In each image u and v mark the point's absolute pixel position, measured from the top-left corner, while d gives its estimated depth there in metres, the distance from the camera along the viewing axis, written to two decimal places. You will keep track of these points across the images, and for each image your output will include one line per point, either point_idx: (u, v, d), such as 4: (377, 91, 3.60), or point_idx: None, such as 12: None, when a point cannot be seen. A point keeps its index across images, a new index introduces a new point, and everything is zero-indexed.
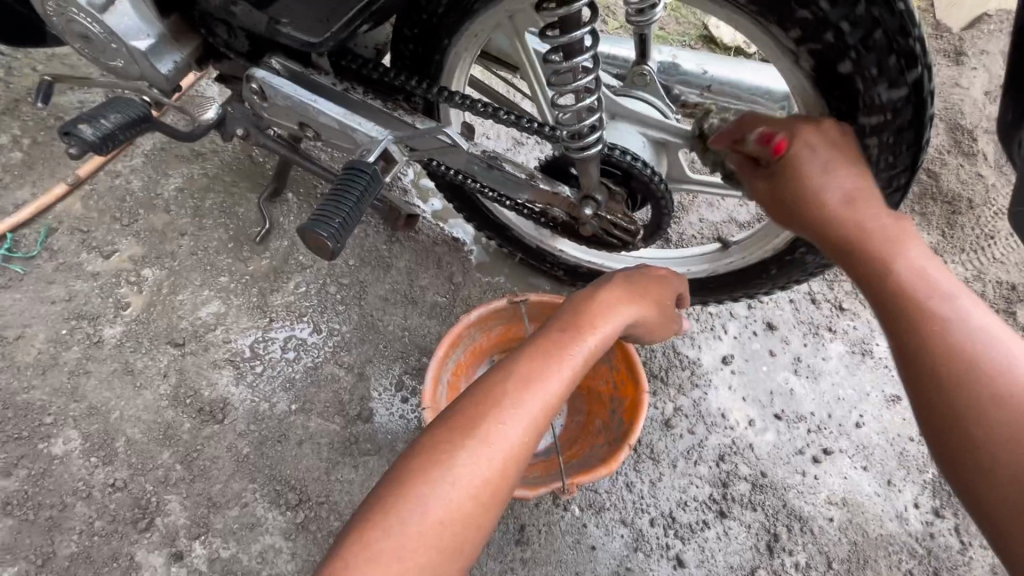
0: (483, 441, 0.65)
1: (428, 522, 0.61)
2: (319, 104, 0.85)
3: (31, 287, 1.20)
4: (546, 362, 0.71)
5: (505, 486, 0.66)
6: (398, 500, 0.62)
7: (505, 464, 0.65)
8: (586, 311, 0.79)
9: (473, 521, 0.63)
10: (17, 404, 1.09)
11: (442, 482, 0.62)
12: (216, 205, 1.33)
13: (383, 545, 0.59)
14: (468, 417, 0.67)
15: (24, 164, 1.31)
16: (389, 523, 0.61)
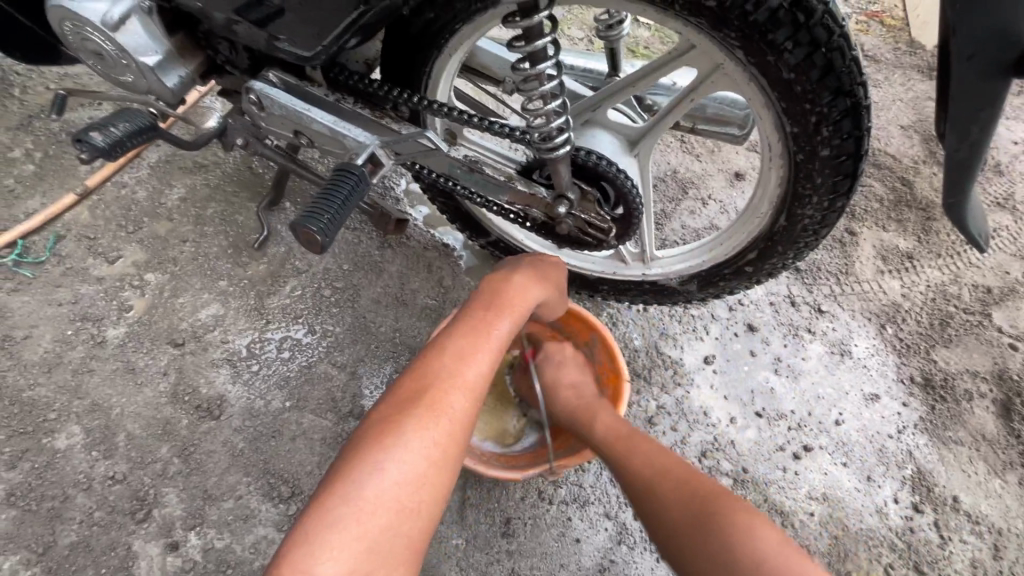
0: (428, 412, 0.71)
1: (388, 487, 0.66)
2: (312, 113, 0.92)
3: (40, 290, 1.25)
4: (472, 338, 0.80)
5: (455, 447, 0.72)
6: (355, 472, 0.66)
7: (450, 427, 0.72)
8: (503, 292, 0.88)
9: (427, 478, 0.69)
10: (22, 401, 1.14)
11: (395, 449, 0.68)
12: (218, 214, 1.39)
13: (346, 511, 0.64)
14: (411, 390, 0.74)
15: (35, 175, 1.38)
16: (350, 496, 0.65)
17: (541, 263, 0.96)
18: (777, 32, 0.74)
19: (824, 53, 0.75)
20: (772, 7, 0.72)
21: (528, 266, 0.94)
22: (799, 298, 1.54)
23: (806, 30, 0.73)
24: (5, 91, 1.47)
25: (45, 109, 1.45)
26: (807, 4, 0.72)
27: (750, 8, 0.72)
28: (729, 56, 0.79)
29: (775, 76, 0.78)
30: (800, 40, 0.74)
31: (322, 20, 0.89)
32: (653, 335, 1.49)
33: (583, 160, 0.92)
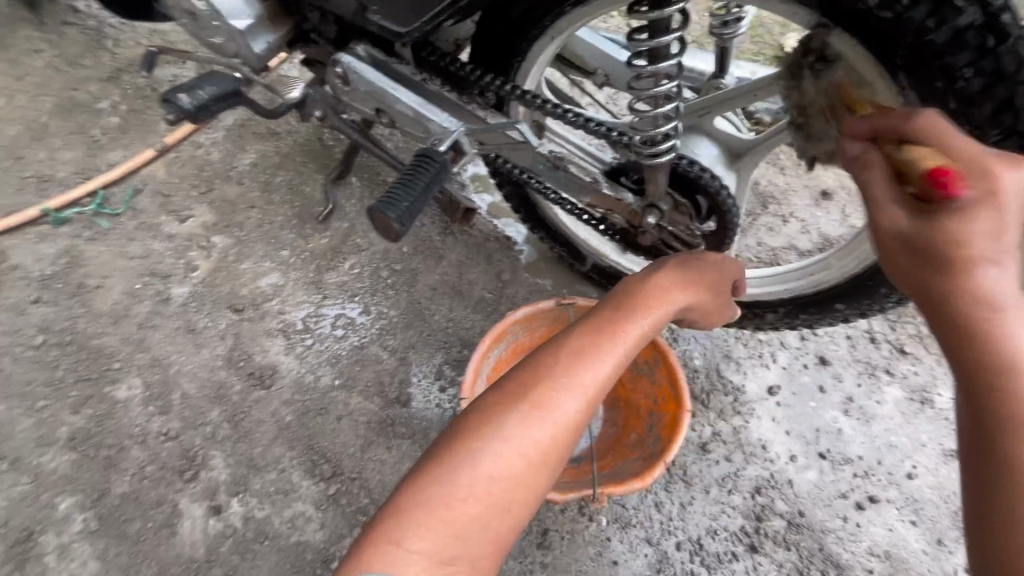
0: (539, 406, 0.65)
1: (484, 478, 0.62)
2: (398, 92, 0.88)
3: (115, 241, 1.25)
4: (599, 339, 0.72)
5: (559, 451, 0.66)
6: (457, 457, 0.63)
7: (560, 429, 0.66)
8: (636, 293, 0.80)
9: (523, 480, 0.63)
10: (89, 348, 1.14)
11: (496, 438, 0.63)
12: (286, 183, 1.39)
13: (439, 492, 0.61)
14: (525, 380, 0.68)
15: (119, 128, 1.40)
16: (446, 481, 0.61)
17: (690, 264, 0.84)
18: (957, 56, 0.64)
19: (1007, 86, 0.64)
20: (959, 27, 0.62)
21: (675, 267, 0.83)
22: (880, 335, 1.41)
23: (993, 57, 0.63)
24: (99, 43, 1.51)
25: (133, 63, 1.48)
26: (1002, 26, 0.62)
27: (931, 24, 0.63)
28: (883, 79, 0.69)
29: (940, 105, 0.68)
30: (981, 67, 0.64)
31: None
32: (715, 356, 1.40)
33: (685, 170, 0.84)
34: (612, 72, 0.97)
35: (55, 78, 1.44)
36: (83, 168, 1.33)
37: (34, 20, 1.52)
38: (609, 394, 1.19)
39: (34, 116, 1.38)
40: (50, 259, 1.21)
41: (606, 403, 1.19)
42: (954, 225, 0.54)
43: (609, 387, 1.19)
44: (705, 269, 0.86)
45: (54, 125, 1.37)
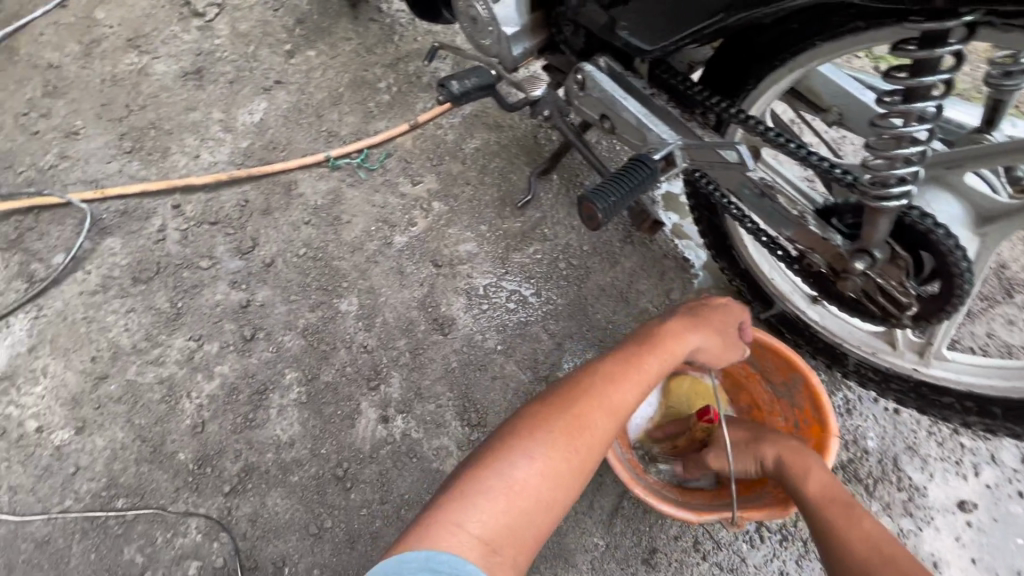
0: (577, 418, 0.78)
1: (530, 480, 0.73)
2: (626, 102, 0.97)
3: (366, 189, 1.57)
4: (622, 362, 0.86)
5: (592, 461, 0.78)
6: (499, 463, 0.74)
7: (588, 435, 0.79)
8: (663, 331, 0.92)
9: (560, 482, 0.74)
10: (330, 266, 1.44)
11: (540, 443, 0.75)
12: (498, 169, 1.60)
13: (493, 487, 0.71)
14: (562, 399, 0.80)
15: (388, 104, 1.74)
16: (489, 483, 0.72)
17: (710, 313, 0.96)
18: None
19: None
20: None
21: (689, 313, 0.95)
22: None
23: None
24: (390, 36, 1.89)
25: (410, 56, 1.84)
26: None
27: None
28: None
29: None
30: None
31: (670, 15, 0.91)
32: (896, 443, 1.20)
33: (913, 222, 0.78)
34: (848, 110, 0.95)
35: (356, 60, 1.85)
36: (358, 131, 1.68)
37: (351, 14, 1.94)
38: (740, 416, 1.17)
39: (336, 86, 1.78)
40: (322, 193, 1.55)
41: None
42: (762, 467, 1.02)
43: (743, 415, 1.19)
44: (714, 312, 0.97)
45: (347, 95, 1.76)
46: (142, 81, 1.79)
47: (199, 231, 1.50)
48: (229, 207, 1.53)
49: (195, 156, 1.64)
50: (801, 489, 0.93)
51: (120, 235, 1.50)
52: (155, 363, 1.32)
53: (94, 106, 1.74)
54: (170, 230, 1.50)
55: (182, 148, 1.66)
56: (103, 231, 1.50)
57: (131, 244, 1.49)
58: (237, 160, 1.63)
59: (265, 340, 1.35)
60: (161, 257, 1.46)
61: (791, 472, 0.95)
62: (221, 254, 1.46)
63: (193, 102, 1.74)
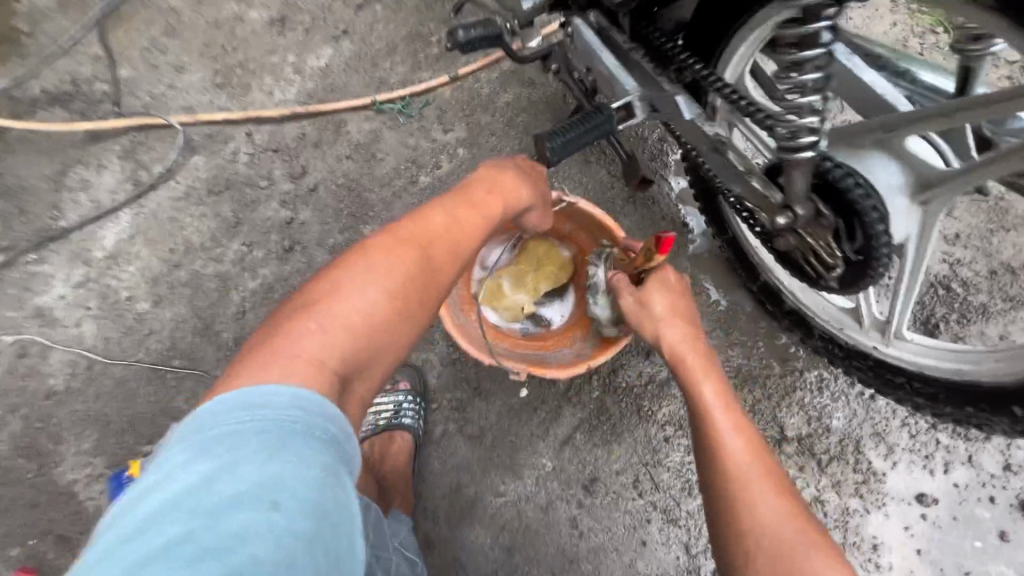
0: (407, 259, 1.04)
1: (359, 305, 0.98)
2: (601, 53, 1.03)
3: (403, 132, 1.74)
4: (443, 225, 1.11)
5: (426, 283, 1.06)
6: (339, 297, 0.98)
7: (419, 271, 1.05)
8: (479, 203, 1.17)
9: (390, 305, 1.01)
10: (361, 197, 1.65)
11: (364, 279, 1.00)
12: (525, 124, 1.71)
13: (328, 314, 0.96)
14: (385, 241, 1.05)
15: (435, 56, 1.88)
16: (328, 312, 0.96)
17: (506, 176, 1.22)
18: None
19: None
20: None
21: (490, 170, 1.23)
22: None
23: None
24: None
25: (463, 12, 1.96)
26: None
27: None
28: None
29: None
30: None
31: None
32: (863, 428, 1.19)
33: (840, 181, 0.83)
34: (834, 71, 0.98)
35: (414, 15, 1.99)
36: (405, 80, 1.85)
37: None
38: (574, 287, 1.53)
39: (393, 38, 1.95)
40: (365, 132, 1.74)
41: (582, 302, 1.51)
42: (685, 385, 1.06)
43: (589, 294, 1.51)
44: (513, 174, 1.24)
45: (402, 46, 1.93)
46: (237, 26, 2.07)
47: (264, 157, 1.76)
48: (289, 139, 1.78)
49: (270, 94, 1.90)
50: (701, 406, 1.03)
51: (204, 154, 1.80)
52: (215, 260, 1.61)
53: (199, 44, 2.05)
54: (241, 153, 1.78)
55: (260, 86, 1.93)
56: (191, 149, 1.81)
57: (211, 162, 1.79)
58: (302, 100, 1.87)
59: (300, 253, 1.59)
60: (231, 175, 1.75)
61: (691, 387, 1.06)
62: (277, 177, 1.72)
63: (275, 45, 2.00)
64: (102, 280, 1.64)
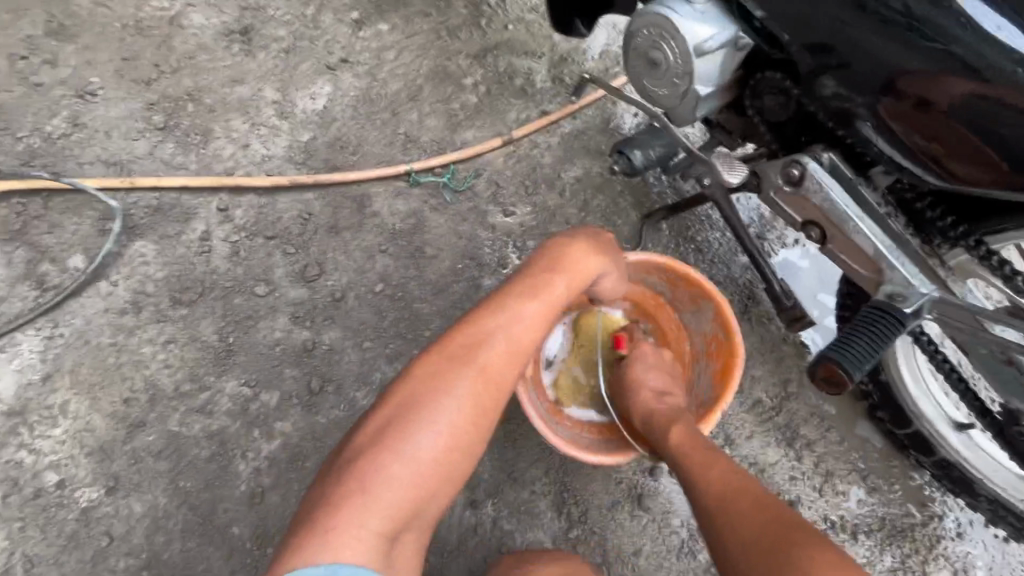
0: (465, 381, 0.79)
1: (427, 447, 0.75)
2: (862, 224, 0.79)
3: (451, 215, 1.34)
4: (503, 339, 0.81)
5: (489, 401, 0.80)
6: (392, 447, 0.74)
7: (482, 393, 0.79)
8: (541, 281, 0.84)
9: (459, 442, 0.77)
10: (410, 309, 1.25)
11: (431, 414, 0.76)
12: (603, 209, 1.41)
13: (391, 467, 0.73)
14: (448, 352, 0.80)
15: (475, 109, 1.48)
16: (379, 473, 0.72)
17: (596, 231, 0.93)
18: None
19: None
20: None
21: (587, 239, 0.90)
22: None
23: None
24: (477, 20, 1.59)
25: (500, 50, 1.56)
26: None
27: None
28: None
29: None
30: None
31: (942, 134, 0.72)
32: None
33: None
34: None
35: (435, 46, 1.54)
36: (441, 140, 1.43)
37: None
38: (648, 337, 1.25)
39: (413, 78, 1.50)
40: (401, 215, 1.32)
41: None
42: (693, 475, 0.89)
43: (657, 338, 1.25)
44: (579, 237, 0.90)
45: (427, 89, 1.49)
46: (175, 35, 1.45)
47: (253, 246, 1.26)
48: (288, 220, 1.28)
49: (244, 146, 1.36)
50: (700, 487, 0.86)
51: (153, 238, 1.24)
52: (201, 413, 1.12)
53: (115, 59, 1.41)
54: (216, 240, 1.25)
55: (227, 132, 1.37)
56: (131, 231, 1.24)
57: (167, 252, 1.23)
58: (296, 157, 1.36)
59: (334, 396, 1.16)
60: (205, 274, 1.22)
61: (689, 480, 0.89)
62: (279, 278, 1.24)
63: (241, 72, 1.44)
64: (4, 454, 1.06)
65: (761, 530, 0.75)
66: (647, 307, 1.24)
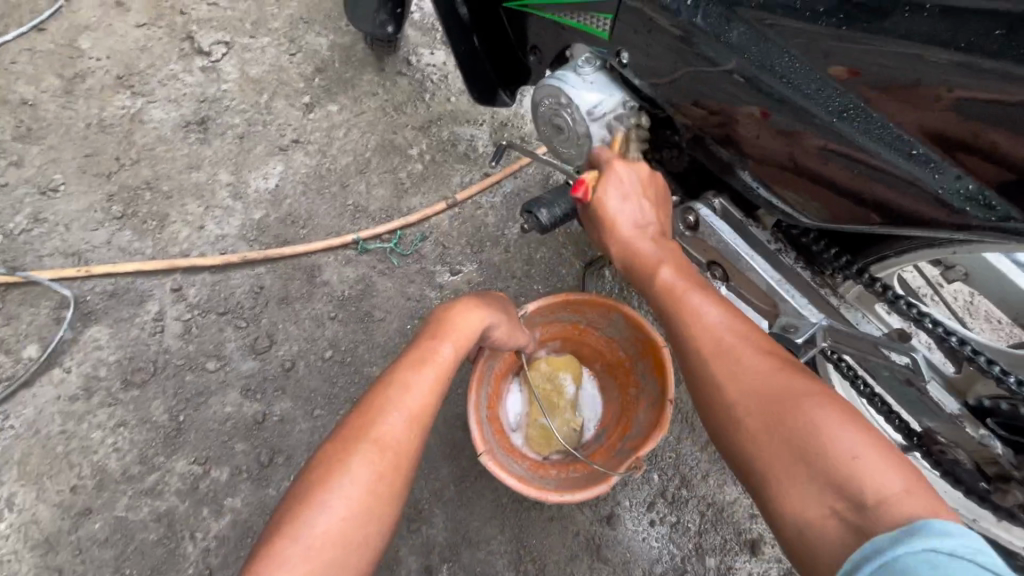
0: (372, 451, 0.74)
1: (332, 527, 0.68)
2: (754, 261, 0.84)
3: (399, 278, 1.39)
4: (412, 401, 0.79)
5: (404, 461, 0.76)
6: (304, 522, 0.68)
7: (391, 460, 0.75)
8: (433, 350, 0.85)
9: (374, 510, 0.72)
10: (361, 374, 1.27)
11: (333, 491, 0.70)
12: (547, 261, 1.44)
13: (296, 551, 0.66)
14: (351, 430, 0.76)
15: (421, 174, 1.55)
16: (287, 554, 0.65)
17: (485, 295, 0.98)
18: None
19: None
20: None
21: (467, 301, 0.93)
22: None
23: None
24: (419, 90, 1.67)
25: (443, 118, 1.63)
26: None
27: None
28: None
29: None
30: None
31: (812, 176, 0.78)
32: None
33: None
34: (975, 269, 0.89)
35: (382, 119, 1.62)
36: (388, 207, 1.50)
37: (376, 63, 1.69)
38: (595, 365, 1.21)
39: (360, 149, 1.57)
40: (350, 282, 1.36)
41: (595, 372, 1.22)
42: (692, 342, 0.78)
43: (595, 358, 1.21)
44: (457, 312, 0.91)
45: (375, 161, 1.56)
46: (135, 130, 1.55)
47: (205, 323, 1.29)
48: (240, 294, 1.33)
49: (199, 228, 1.43)
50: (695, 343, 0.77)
51: (108, 322, 1.28)
52: (149, 495, 1.12)
53: (77, 155, 1.51)
54: (169, 319, 1.29)
55: (183, 216, 1.44)
56: (86, 317, 1.28)
57: (121, 334, 1.27)
58: (249, 236, 1.43)
59: (285, 467, 1.16)
60: (157, 354, 1.25)
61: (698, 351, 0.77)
62: (231, 352, 1.26)
63: (197, 159, 1.53)
64: None
65: (756, 393, 0.71)
66: (571, 337, 1.19)
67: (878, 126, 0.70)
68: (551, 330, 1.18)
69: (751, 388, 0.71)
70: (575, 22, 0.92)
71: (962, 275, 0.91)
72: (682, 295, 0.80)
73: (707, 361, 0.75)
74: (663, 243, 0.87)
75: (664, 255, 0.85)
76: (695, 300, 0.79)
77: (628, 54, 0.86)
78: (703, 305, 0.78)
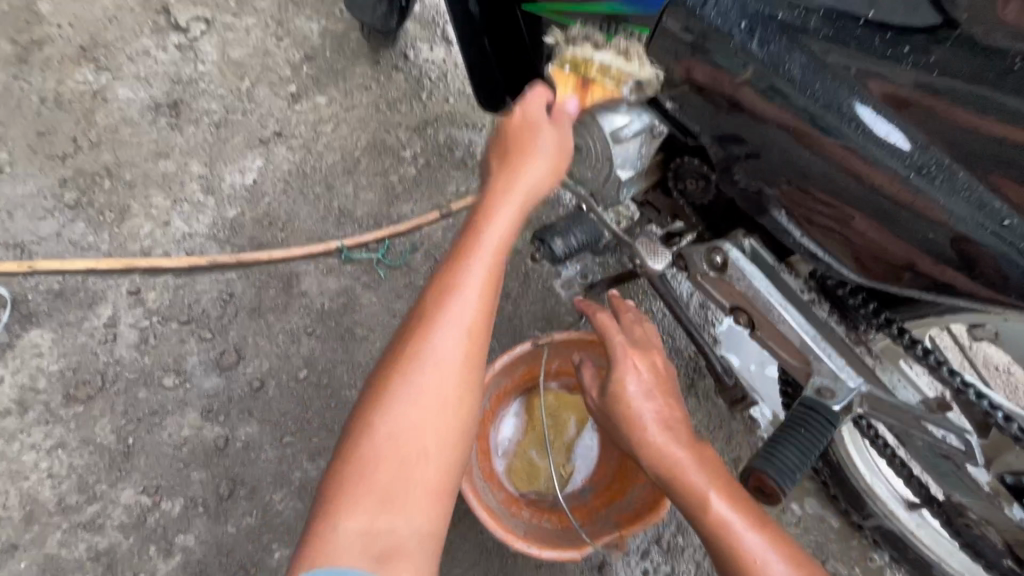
0: (446, 352, 0.63)
1: (411, 438, 0.60)
2: (786, 312, 0.76)
3: (385, 293, 1.27)
4: (454, 333, 0.63)
5: (478, 350, 0.64)
6: (358, 487, 0.58)
7: (470, 358, 0.64)
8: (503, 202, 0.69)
9: (457, 422, 0.63)
10: (338, 398, 1.15)
11: (407, 403, 0.61)
12: (543, 281, 1.33)
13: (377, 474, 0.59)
14: (423, 318, 0.64)
15: (414, 180, 1.43)
16: (365, 472, 0.59)
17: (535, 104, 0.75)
18: None
19: None
20: None
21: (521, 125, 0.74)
22: None
23: None
24: (416, 87, 1.55)
25: (441, 119, 1.51)
26: None
27: None
28: None
29: None
30: None
31: (864, 233, 0.67)
32: None
33: None
34: (1010, 331, 0.83)
35: (374, 116, 1.50)
36: (376, 213, 1.38)
37: (371, 55, 1.57)
38: None
39: (349, 147, 1.45)
40: (331, 294, 1.25)
41: None
42: (685, 484, 0.73)
43: None
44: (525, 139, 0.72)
45: (365, 162, 1.44)
46: (97, 109, 1.40)
47: (164, 333, 1.16)
48: (206, 302, 1.20)
49: (164, 224, 1.29)
50: (690, 485, 0.73)
51: (51, 327, 1.13)
52: (89, 529, 1.00)
53: (28, 133, 1.34)
54: (124, 326, 1.15)
55: (147, 209, 1.30)
56: (25, 319, 1.13)
57: (65, 341, 1.12)
58: (220, 236, 1.30)
59: (247, 501, 1.04)
60: (107, 366, 1.11)
61: (688, 496, 0.73)
62: (192, 367, 1.14)
63: (166, 146, 1.38)
64: None
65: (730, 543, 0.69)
66: None
67: (963, 187, 0.61)
68: (570, 363, 1.09)
69: (723, 541, 0.69)
70: (600, 34, 0.81)
71: (992, 335, 0.86)
72: (681, 467, 0.74)
73: (692, 511, 0.72)
74: (663, 387, 0.82)
75: (661, 409, 0.79)
76: (703, 485, 0.72)
77: (659, 73, 0.73)
78: (689, 457, 0.75)
